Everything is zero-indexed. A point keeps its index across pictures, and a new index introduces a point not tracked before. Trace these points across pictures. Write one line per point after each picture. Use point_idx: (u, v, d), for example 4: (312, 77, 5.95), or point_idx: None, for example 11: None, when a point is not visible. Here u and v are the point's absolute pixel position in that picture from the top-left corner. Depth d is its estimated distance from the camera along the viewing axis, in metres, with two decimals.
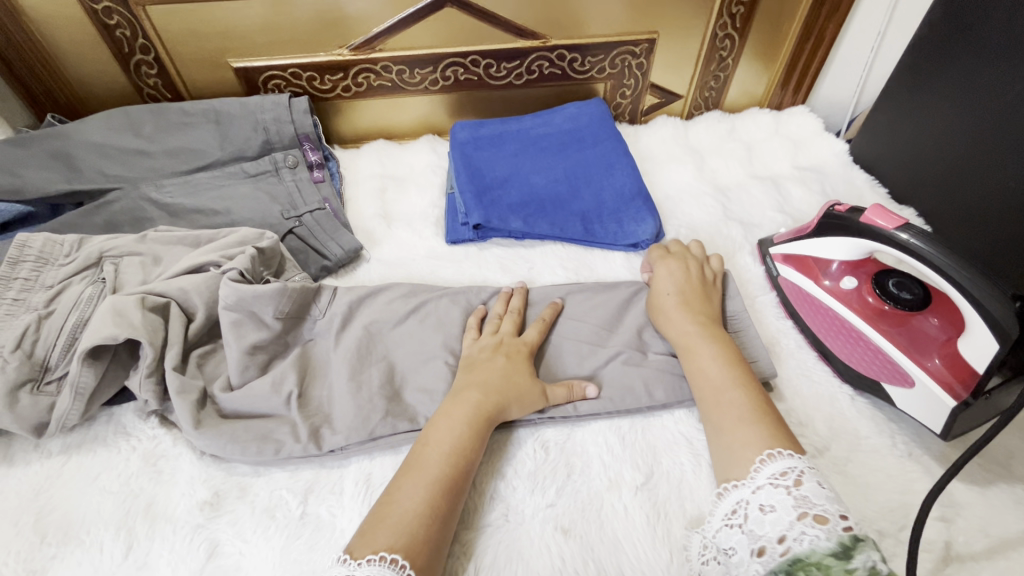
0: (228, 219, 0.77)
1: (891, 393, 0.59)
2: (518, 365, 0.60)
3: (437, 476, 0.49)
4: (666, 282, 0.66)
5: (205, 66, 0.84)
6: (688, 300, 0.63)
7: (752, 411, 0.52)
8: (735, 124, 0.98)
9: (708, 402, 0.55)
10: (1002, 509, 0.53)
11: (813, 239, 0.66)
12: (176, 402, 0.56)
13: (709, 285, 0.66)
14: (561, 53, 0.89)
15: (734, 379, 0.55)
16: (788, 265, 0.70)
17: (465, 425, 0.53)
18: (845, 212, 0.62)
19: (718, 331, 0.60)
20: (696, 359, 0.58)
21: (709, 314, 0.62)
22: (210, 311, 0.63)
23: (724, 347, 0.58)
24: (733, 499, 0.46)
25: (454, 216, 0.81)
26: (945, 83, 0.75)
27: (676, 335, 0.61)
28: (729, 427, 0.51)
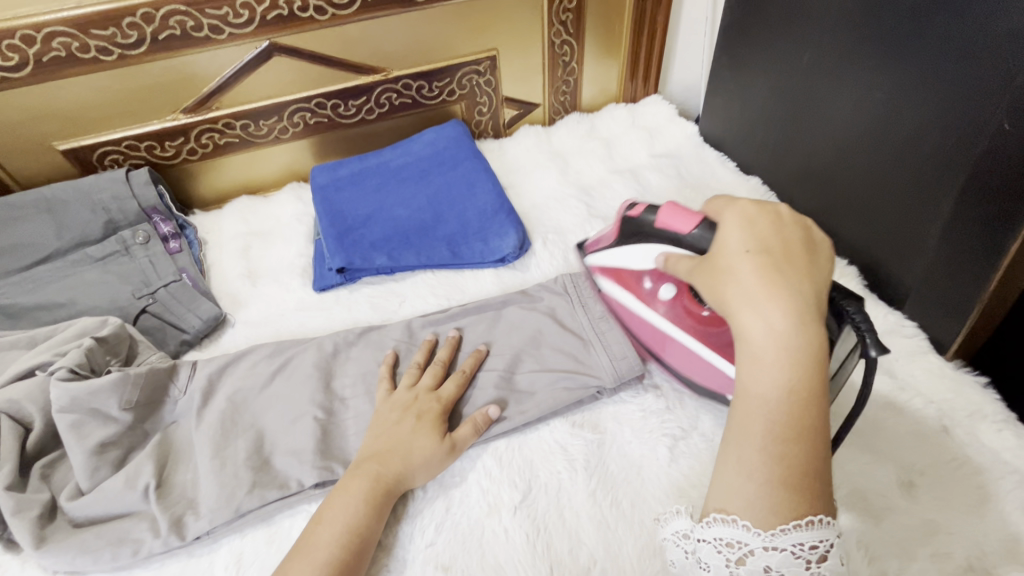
0: (73, 309, 0.72)
1: None
2: (425, 428, 0.57)
3: (328, 560, 0.47)
4: (740, 241, 0.46)
5: (30, 152, 0.79)
6: (777, 275, 0.43)
7: (800, 472, 0.39)
8: (594, 123, 1.01)
9: (750, 439, 0.40)
10: (854, 452, 0.57)
11: (622, 252, 0.62)
12: (13, 524, 0.52)
13: (809, 252, 0.45)
14: (406, 82, 0.90)
15: (795, 419, 0.40)
16: (606, 279, 0.65)
17: (362, 503, 0.51)
18: (643, 215, 0.58)
19: (815, 338, 0.41)
20: (757, 370, 0.41)
21: (807, 308, 0.42)
22: (49, 416, 0.58)
23: (810, 366, 0.40)
24: (736, 538, 0.39)
25: (320, 263, 0.79)
26: (754, 58, 0.81)
27: (753, 330, 0.42)
28: (765, 438, 0.40)
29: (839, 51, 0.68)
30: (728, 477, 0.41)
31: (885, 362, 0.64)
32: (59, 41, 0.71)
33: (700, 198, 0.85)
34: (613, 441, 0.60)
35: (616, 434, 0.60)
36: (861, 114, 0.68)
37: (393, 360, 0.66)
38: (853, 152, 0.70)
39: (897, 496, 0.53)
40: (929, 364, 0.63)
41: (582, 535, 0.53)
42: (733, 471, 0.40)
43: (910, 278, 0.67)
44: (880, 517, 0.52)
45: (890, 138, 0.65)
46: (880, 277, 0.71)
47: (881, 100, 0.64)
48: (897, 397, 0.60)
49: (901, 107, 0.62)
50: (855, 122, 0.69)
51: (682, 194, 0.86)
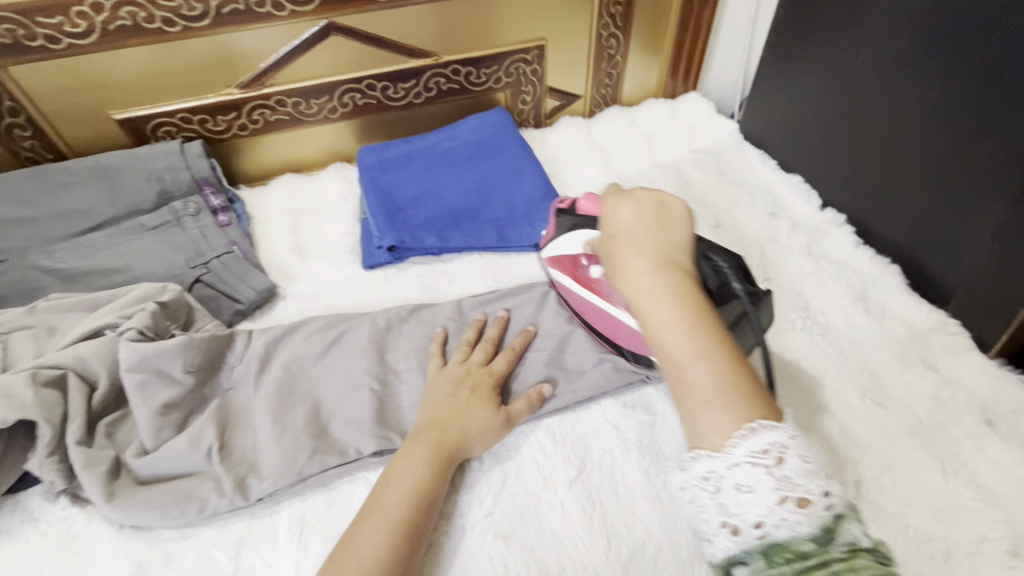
0: (129, 276, 0.73)
1: None
2: (481, 399, 0.58)
3: (397, 520, 0.49)
4: (614, 219, 0.50)
5: (87, 121, 0.81)
6: (633, 245, 0.47)
7: (721, 389, 0.39)
8: (634, 116, 1.02)
9: (669, 383, 0.41)
10: (902, 442, 0.58)
11: (557, 240, 0.66)
12: (83, 478, 0.54)
13: (663, 219, 0.48)
14: (455, 68, 0.91)
15: (697, 348, 0.40)
16: (554, 269, 0.68)
17: (426, 467, 0.52)
18: (569, 208, 0.64)
19: (682, 281, 0.44)
20: (652, 322, 0.43)
21: (666, 260, 0.45)
22: (114, 375, 0.60)
23: (689, 302, 0.42)
24: (704, 467, 0.38)
25: (369, 241, 0.81)
26: (806, 57, 0.82)
27: (631, 291, 0.45)
28: (684, 369, 0.40)
29: (896, 53, 0.70)
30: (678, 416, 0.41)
31: (929, 357, 0.65)
32: (126, 11, 0.72)
33: (742, 193, 0.87)
34: (663, 422, 0.61)
35: (667, 416, 0.61)
36: (914, 114, 0.69)
37: (444, 335, 0.67)
38: (903, 151, 0.72)
39: (943, 485, 0.55)
40: (973, 361, 0.64)
41: (636, 510, 0.54)
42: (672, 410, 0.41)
43: (958, 274, 0.68)
44: (929, 504, 0.54)
45: (943, 137, 0.66)
46: (926, 276, 0.72)
47: (935, 102, 0.66)
48: (942, 391, 0.62)
49: (957, 107, 0.64)
50: (906, 122, 0.70)
51: (722, 189, 0.88)
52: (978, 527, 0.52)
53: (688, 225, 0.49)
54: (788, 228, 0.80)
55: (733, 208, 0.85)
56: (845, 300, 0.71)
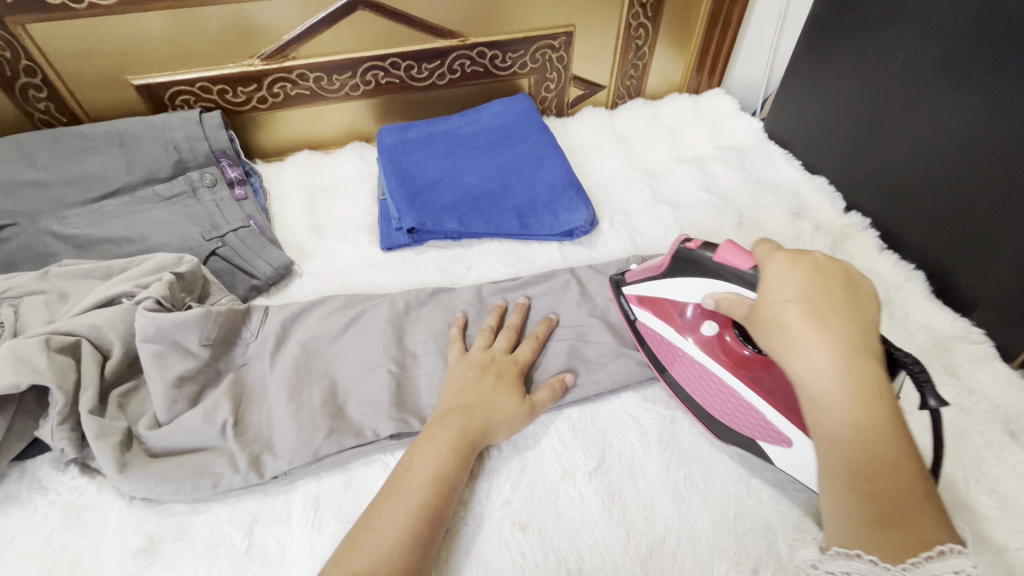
0: (143, 246, 0.72)
1: (769, 451, 0.53)
2: (505, 387, 0.57)
3: (418, 504, 0.48)
4: (785, 281, 0.45)
5: (104, 85, 0.79)
6: (819, 325, 0.42)
7: (901, 508, 0.38)
8: (658, 110, 1.01)
9: (836, 484, 0.41)
10: (923, 447, 0.58)
11: (663, 281, 0.58)
12: (95, 448, 0.52)
13: (851, 290, 0.44)
14: (481, 50, 0.89)
15: (880, 461, 0.39)
16: (644, 308, 0.61)
17: (449, 452, 0.51)
18: (698, 250, 0.54)
19: (868, 376, 0.41)
20: (829, 417, 0.41)
21: (857, 353, 0.41)
22: (128, 345, 0.59)
23: (874, 406, 0.40)
24: (862, 572, 0.37)
25: (387, 222, 0.79)
26: (841, 57, 0.81)
27: (806, 377, 0.42)
28: (864, 475, 0.39)
29: (936, 57, 0.68)
30: (840, 515, 0.40)
31: (951, 364, 0.65)
32: None
33: (765, 192, 0.86)
34: (684, 418, 0.60)
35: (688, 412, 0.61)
36: (950, 121, 0.68)
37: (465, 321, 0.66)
38: (935, 158, 0.70)
39: (964, 492, 0.55)
40: (995, 371, 0.64)
41: (656, 504, 0.54)
42: (836, 508, 0.40)
43: (982, 285, 0.67)
44: (950, 511, 0.53)
45: (979, 147, 0.65)
46: (948, 284, 0.72)
47: (974, 111, 0.65)
48: (964, 399, 0.62)
49: (997, 117, 0.62)
50: (941, 129, 0.69)
51: (746, 187, 0.87)
52: (1000, 535, 0.52)
53: (876, 303, 0.45)
54: (812, 229, 0.79)
55: (757, 207, 0.84)
56: None
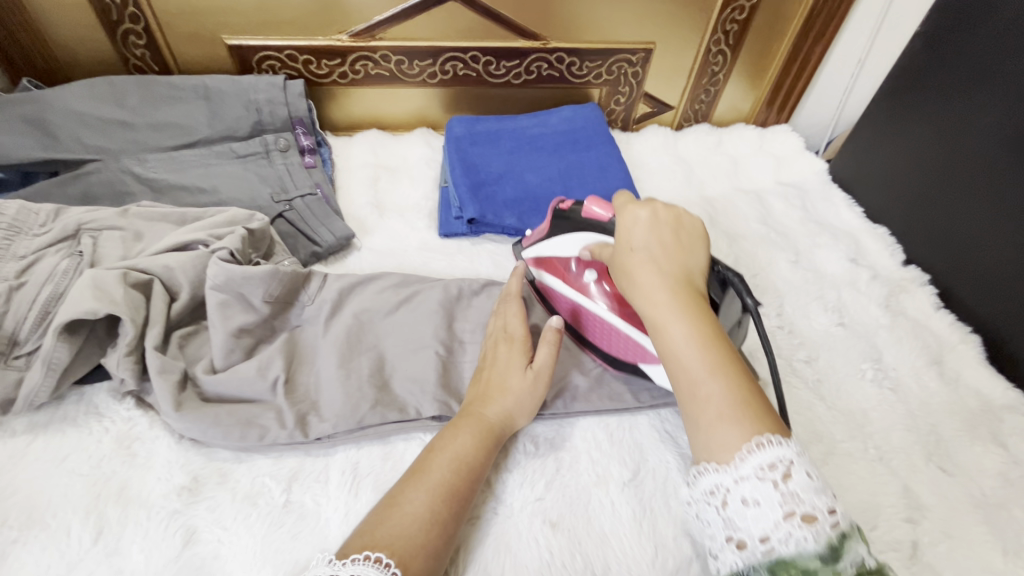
0: (216, 198, 0.75)
1: (650, 371, 0.60)
2: (513, 367, 0.58)
3: (441, 483, 0.48)
4: (628, 226, 0.50)
5: (197, 40, 0.82)
6: (652, 261, 0.46)
7: (738, 406, 0.39)
8: (722, 137, 1.01)
9: (683, 396, 0.41)
10: (963, 512, 0.57)
11: (551, 241, 0.66)
12: (156, 382, 0.54)
13: (682, 235, 0.49)
14: (560, 56, 0.91)
15: (711, 364, 0.40)
16: (541, 269, 0.69)
17: (471, 437, 0.52)
18: (570, 208, 0.64)
19: (697, 297, 0.44)
20: (666, 335, 0.43)
21: (683, 278, 0.45)
22: (195, 290, 0.61)
23: (706, 321, 0.43)
24: (711, 482, 0.38)
25: (447, 210, 0.81)
26: (921, 111, 0.80)
27: (645, 305, 0.45)
28: (697, 379, 0.40)
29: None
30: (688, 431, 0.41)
31: (1001, 432, 0.63)
32: None
33: (825, 233, 0.85)
34: None
35: None
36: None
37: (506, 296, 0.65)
38: (988, 223, 0.72)
39: (1004, 564, 0.53)
40: None
41: (686, 526, 0.54)
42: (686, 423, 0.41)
43: None
44: None
45: None
46: (1007, 353, 0.70)
47: None
48: (1012, 470, 0.60)
49: None
50: (1006, 196, 0.69)
51: (805, 226, 0.86)
52: None
53: (703, 244, 0.50)
54: (868, 277, 0.79)
55: (814, 247, 0.83)
56: (920, 360, 0.70)
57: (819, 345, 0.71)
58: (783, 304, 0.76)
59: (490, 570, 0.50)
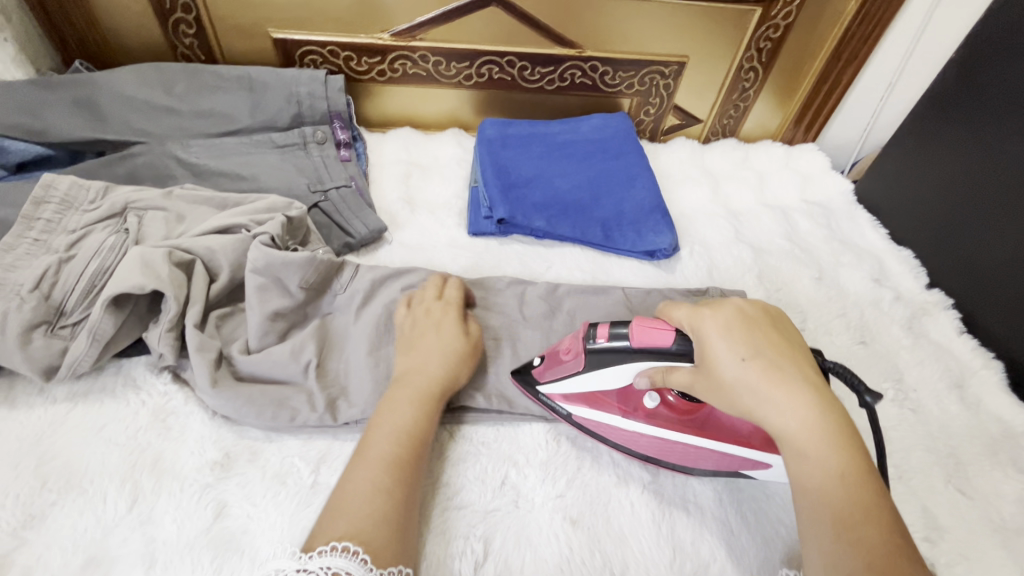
0: (254, 185, 0.77)
1: (755, 476, 0.54)
2: (447, 335, 0.59)
3: (384, 456, 0.49)
4: (735, 329, 0.45)
5: (244, 32, 0.84)
6: (775, 376, 0.43)
7: (888, 556, 0.36)
8: (749, 153, 1.02)
9: (817, 530, 0.39)
10: (981, 535, 0.57)
11: (583, 376, 0.55)
12: (194, 359, 0.56)
13: (789, 340, 0.46)
14: (594, 64, 0.92)
15: (860, 502, 0.38)
16: (573, 405, 0.58)
17: (411, 407, 0.53)
18: (609, 340, 0.53)
19: (833, 416, 0.41)
20: (801, 464, 0.41)
21: (817, 396, 0.42)
22: (234, 272, 0.62)
23: (843, 448, 0.40)
24: None
25: (476, 209, 0.83)
26: (951, 138, 0.80)
27: (777, 424, 0.42)
28: (843, 521, 0.38)
29: None
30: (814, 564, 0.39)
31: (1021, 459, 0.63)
32: None
33: (849, 253, 0.86)
34: None
35: None
36: None
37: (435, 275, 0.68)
38: (1011, 252, 0.72)
39: None
40: None
41: (705, 531, 0.54)
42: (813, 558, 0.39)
43: None
44: None
45: None
46: None
47: None
48: None
49: None
50: None
51: (829, 245, 0.87)
52: None
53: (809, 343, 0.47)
54: (891, 298, 0.79)
55: (837, 265, 0.84)
56: (940, 382, 0.70)
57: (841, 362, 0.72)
58: (805, 320, 0.76)
59: (510, 561, 0.51)
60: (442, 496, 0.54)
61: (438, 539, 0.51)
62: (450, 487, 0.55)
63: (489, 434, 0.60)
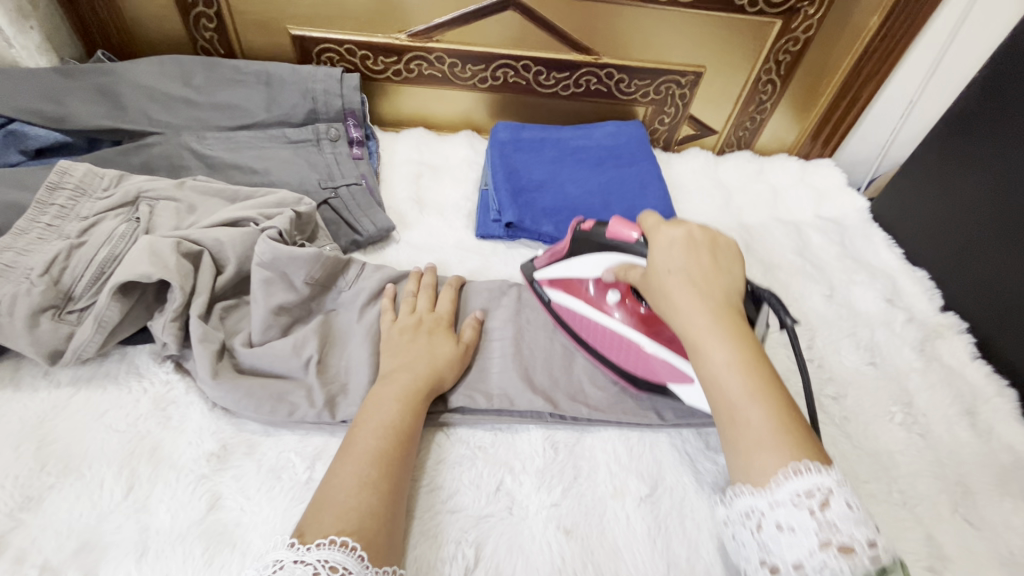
0: (266, 180, 0.77)
1: (683, 393, 0.57)
2: (439, 342, 0.61)
3: (371, 451, 0.49)
4: (666, 249, 0.51)
5: (263, 28, 0.85)
6: (692, 285, 0.48)
7: (773, 431, 0.41)
8: (763, 166, 1.01)
9: (722, 419, 0.44)
10: (989, 568, 0.55)
11: (568, 261, 0.65)
12: (197, 350, 0.56)
13: (715, 258, 0.50)
14: (610, 71, 0.92)
15: (753, 389, 0.43)
16: (556, 289, 0.67)
17: (396, 403, 0.53)
18: (593, 228, 0.62)
19: (737, 319, 0.46)
20: (705, 356, 0.45)
21: (727, 301, 0.47)
22: (241, 265, 0.63)
23: (744, 342, 0.45)
24: (747, 504, 0.41)
25: (485, 212, 0.82)
26: (973, 158, 0.78)
27: (684, 322, 0.47)
28: (737, 403, 0.43)
29: None
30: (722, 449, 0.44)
31: None
32: None
33: (862, 271, 0.84)
34: None
35: None
36: None
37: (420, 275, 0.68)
38: None
39: None
40: None
41: (701, 548, 0.53)
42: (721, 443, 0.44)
43: None
44: None
45: None
46: None
47: None
48: None
49: None
50: None
51: (842, 262, 0.86)
52: None
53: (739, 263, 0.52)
54: (904, 319, 0.78)
55: (849, 283, 0.83)
56: (951, 408, 0.68)
57: (848, 382, 0.70)
58: (814, 337, 0.75)
59: (501, 568, 0.50)
60: (437, 500, 0.54)
61: (429, 543, 0.51)
62: (445, 491, 0.55)
63: (487, 438, 0.59)
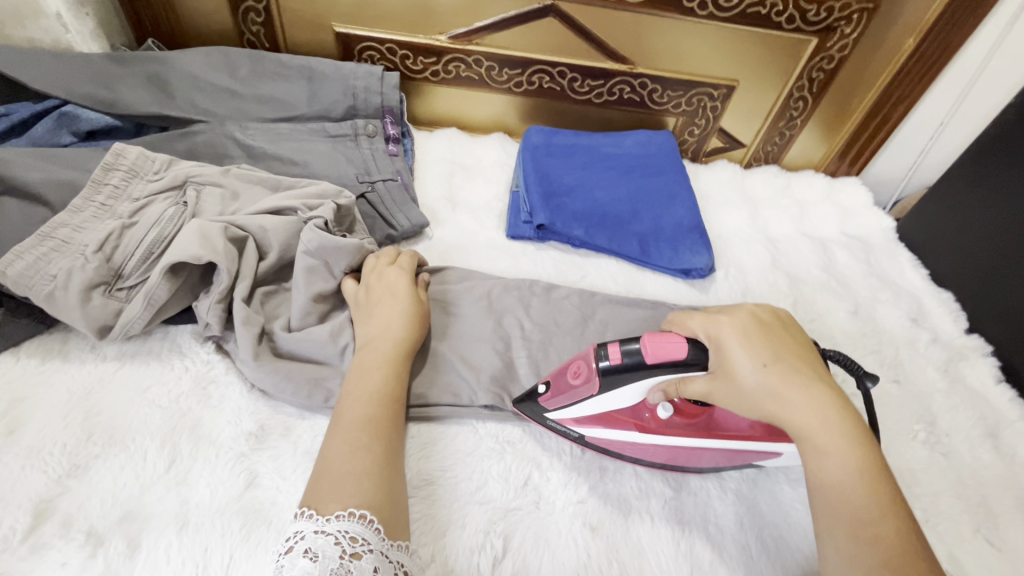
0: (305, 171, 0.79)
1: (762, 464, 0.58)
2: (401, 294, 0.62)
3: (358, 419, 0.51)
4: (757, 339, 0.51)
5: (308, 24, 0.88)
6: (800, 384, 0.48)
7: (903, 551, 0.42)
8: (790, 182, 1.02)
9: (842, 523, 0.44)
10: None
11: (597, 400, 0.54)
12: (240, 332, 0.58)
13: (802, 352, 0.52)
14: (644, 81, 0.93)
15: (877, 503, 0.44)
16: (586, 425, 0.57)
17: (378, 372, 0.55)
18: (622, 358, 0.51)
19: (851, 420, 0.47)
20: (825, 461, 0.46)
21: (837, 400, 0.48)
22: (283, 252, 0.64)
23: (862, 448, 0.46)
24: None
25: (516, 213, 0.84)
26: (1004, 182, 0.79)
27: (800, 424, 0.47)
28: (862, 515, 0.44)
29: None
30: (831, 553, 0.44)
31: None
32: None
33: (887, 290, 0.85)
34: (767, 480, 0.60)
35: (772, 478, 0.60)
36: None
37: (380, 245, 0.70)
38: None
39: None
40: None
41: (724, 552, 0.54)
42: (831, 548, 0.44)
43: None
44: None
45: None
46: None
47: None
48: None
49: None
50: None
51: (867, 280, 0.86)
52: None
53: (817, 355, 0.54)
54: (927, 340, 0.78)
55: (874, 301, 0.83)
56: (974, 430, 0.69)
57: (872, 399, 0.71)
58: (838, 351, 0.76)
59: (528, 561, 0.51)
60: (466, 490, 0.55)
61: (459, 532, 0.52)
62: (474, 482, 0.56)
63: (517, 433, 0.60)
